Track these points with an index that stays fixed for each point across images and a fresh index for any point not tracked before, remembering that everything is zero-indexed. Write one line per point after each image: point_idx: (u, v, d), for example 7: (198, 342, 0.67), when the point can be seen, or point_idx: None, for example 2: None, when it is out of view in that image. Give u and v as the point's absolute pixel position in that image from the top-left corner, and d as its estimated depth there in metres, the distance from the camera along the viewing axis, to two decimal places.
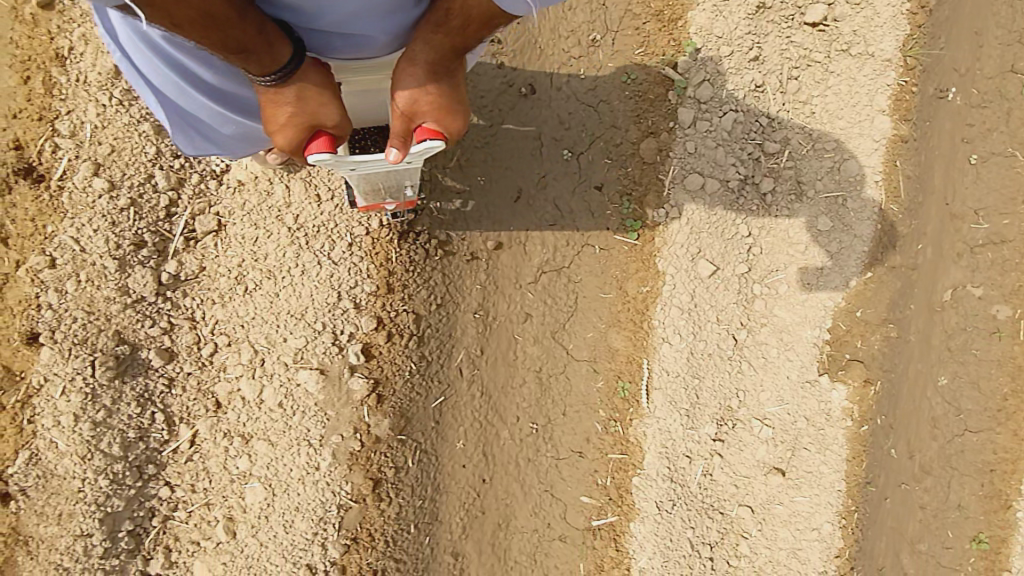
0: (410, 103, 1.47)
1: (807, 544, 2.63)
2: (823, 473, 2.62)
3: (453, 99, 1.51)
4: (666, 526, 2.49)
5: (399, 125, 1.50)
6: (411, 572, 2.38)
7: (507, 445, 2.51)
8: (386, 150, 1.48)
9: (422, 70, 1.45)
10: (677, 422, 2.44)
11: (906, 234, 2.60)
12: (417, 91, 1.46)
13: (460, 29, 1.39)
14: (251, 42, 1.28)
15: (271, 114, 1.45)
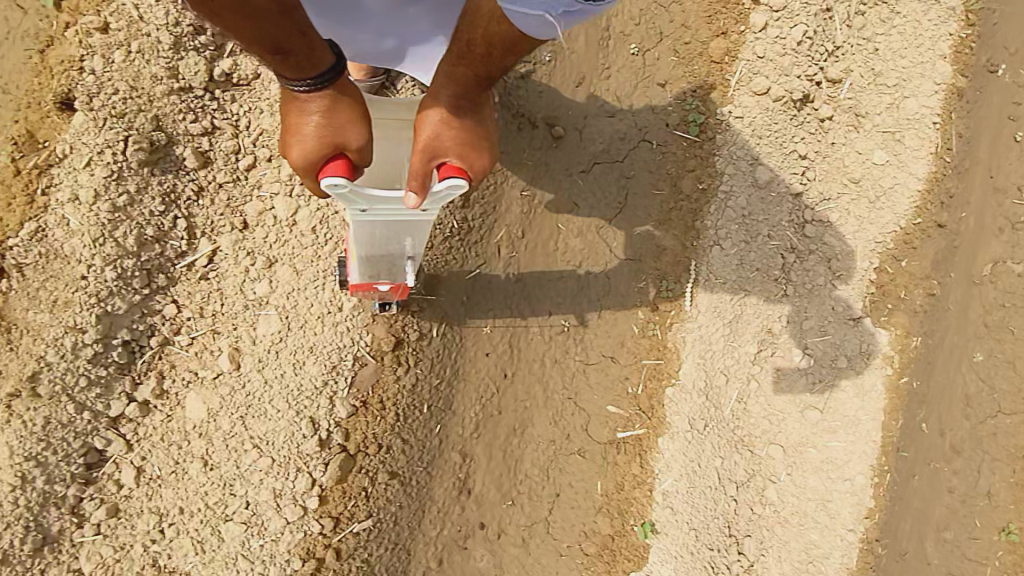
0: (433, 139, 1.43)
1: (838, 496, 2.45)
2: (859, 420, 2.47)
3: (476, 138, 1.46)
4: (696, 448, 2.29)
5: (420, 162, 1.43)
6: (415, 458, 2.15)
7: (535, 339, 2.34)
8: (402, 192, 1.41)
9: (445, 103, 1.43)
10: (719, 332, 2.32)
11: (956, 194, 2.50)
12: (439, 126, 1.43)
13: (484, 57, 1.36)
14: (291, 38, 1.28)
15: (296, 125, 1.40)
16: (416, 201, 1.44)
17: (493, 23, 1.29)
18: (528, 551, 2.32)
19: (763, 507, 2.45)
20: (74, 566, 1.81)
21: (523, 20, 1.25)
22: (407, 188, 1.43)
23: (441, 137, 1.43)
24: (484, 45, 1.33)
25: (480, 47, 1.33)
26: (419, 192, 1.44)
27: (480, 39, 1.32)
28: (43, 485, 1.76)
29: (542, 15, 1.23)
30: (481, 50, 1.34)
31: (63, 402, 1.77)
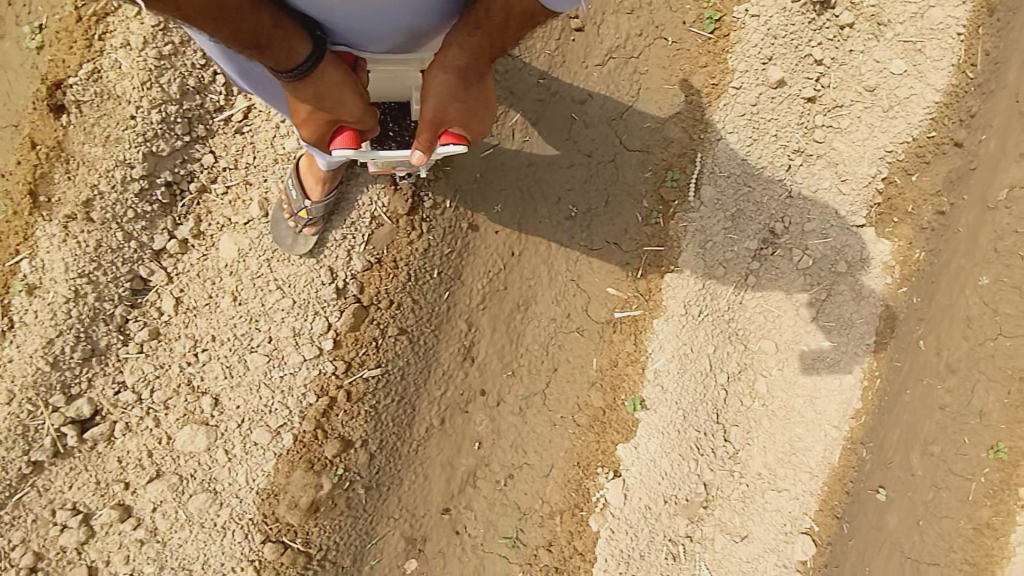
0: (438, 110, 1.50)
1: (826, 394, 2.60)
2: (853, 323, 2.59)
3: (480, 104, 1.55)
4: (689, 332, 2.43)
5: (427, 129, 1.54)
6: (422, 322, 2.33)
7: (543, 223, 2.49)
8: (409, 153, 1.57)
9: (457, 74, 1.46)
10: (719, 224, 2.44)
11: (981, 112, 2.45)
12: (449, 97, 1.48)
13: (499, 29, 1.40)
14: (272, 41, 1.30)
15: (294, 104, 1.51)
16: (421, 159, 1.60)
17: None
18: (524, 419, 2.52)
19: (753, 400, 2.60)
20: (117, 380, 2.05)
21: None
22: (412, 148, 1.58)
23: (447, 109, 1.51)
24: (501, 16, 1.38)
25: (499, 16, 1.37)
26: (422, 152, 1.59)
27: (498, 8, 1.37)
28: (93, 302, 1.97)
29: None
30: (498, 20, 1.38)
31: (113, 229, 1.97)
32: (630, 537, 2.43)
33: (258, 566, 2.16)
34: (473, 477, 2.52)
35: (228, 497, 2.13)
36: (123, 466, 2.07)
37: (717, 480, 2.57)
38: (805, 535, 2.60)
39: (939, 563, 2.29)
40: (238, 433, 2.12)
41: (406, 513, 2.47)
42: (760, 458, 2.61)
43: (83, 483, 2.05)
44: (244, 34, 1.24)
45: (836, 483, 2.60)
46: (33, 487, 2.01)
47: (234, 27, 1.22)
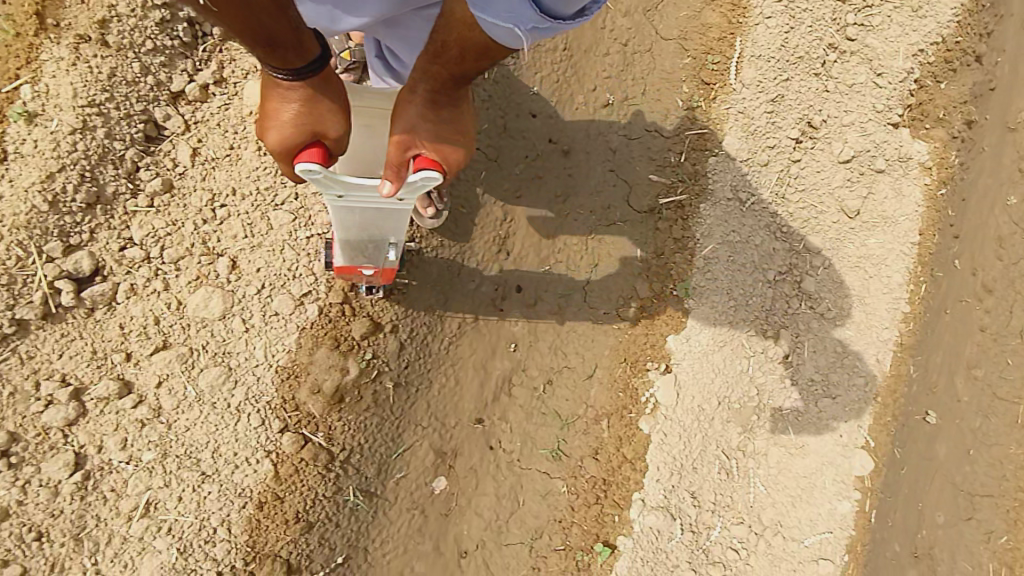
0: (406, 134, 1.32)
1: (875, 294, 2.48)
2: (897, 221, 2.51)
3: (455, 130, 1.36)
4: (737, 218, 2.34)
5: (395, 154, 1.32)
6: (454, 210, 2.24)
7: (580, 110, 2.40)
8: (378, 181, 1.33)
9: (423, 97, 1.30)
10: (761, 109, 2.38)
11: (1003, 21, 2.55)
12: (416, 119, 1.32)
13: (457, 61, 1.24)
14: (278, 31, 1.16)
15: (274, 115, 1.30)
16: (392, 190, 1.35)
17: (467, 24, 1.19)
18: (564, 319, 2.32)
19: (801, 301, 2.45)
20: (123, 234, 1.84)
21: (494, 30, 1.15)
22: (382, 177, 1.34)
23: (416, 130, 1.32)
24: (458, 48, 1.22)
25: (455, 48, 1.22)
26: (393, 182, 1.34)
27: (455, 40, 1.22)
28: (102, 138, 1.79)
29: (510, 28, 1.13)
30: (455, 52, 1.23)
31: (128, 60, 1.83)
32: (684, 441, 2.24)
33: (275, 459, 1.90)
34: (508, 383, 2.29)
35: (244, 375, 1.89)
36: (124, 334, 1.82)
37: (767, 386, 2.38)
38: (862, 450, 2.44)
39: (990, 493, 2.31)
40: (258, 299, 1.90)
41: (434, 421, 2.21)
42: (811, 363, 2.44)
43: (76, 352, 1.78)
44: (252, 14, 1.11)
45: (890, 397, 2.47)
46: (15, 353, 1.73)
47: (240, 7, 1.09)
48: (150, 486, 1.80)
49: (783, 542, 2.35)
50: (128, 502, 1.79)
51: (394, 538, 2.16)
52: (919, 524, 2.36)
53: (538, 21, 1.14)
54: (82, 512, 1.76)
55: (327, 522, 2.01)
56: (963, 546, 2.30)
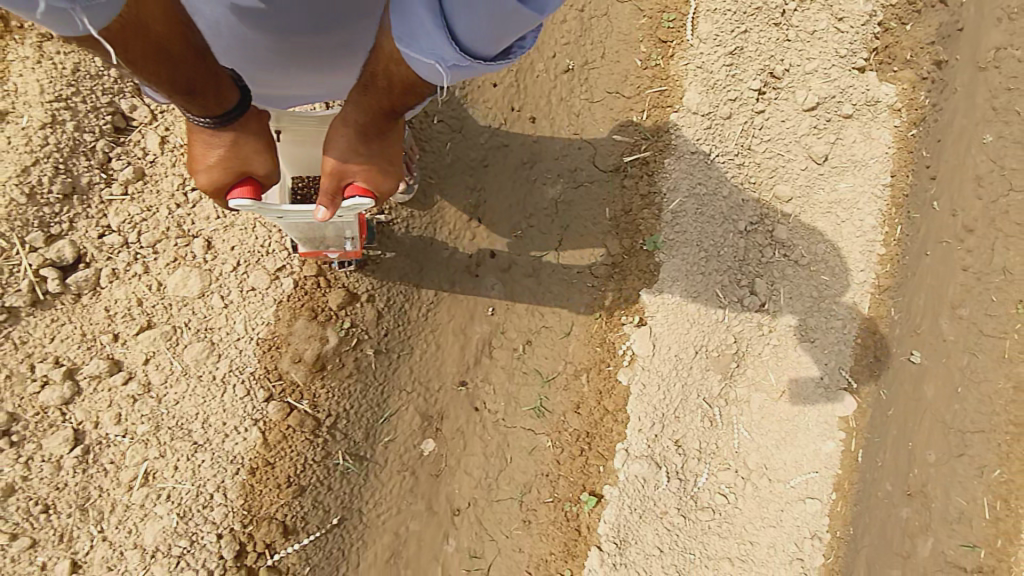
0: (340, 165, 1.46)
1: (848, 238, 2.48)
2: (867, 164, 2.50)
3: (384, 162, 1.51)
4: (703, 172, 2.37)
5: (328, 183, 1.47)
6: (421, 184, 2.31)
7: (541, 77, 2.44)
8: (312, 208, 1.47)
9: (355, 132, 1.40)
10: (720, 62, 2.39)
11: None
12: (347, 152, 1.44)
13: (387, 96, 1.30)
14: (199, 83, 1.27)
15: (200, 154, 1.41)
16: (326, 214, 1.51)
17: (393, 60, 1.18)
18: (539, 282, 2.38)
19: (775, 250, 2.48)
20: (101, 223, 1.97)
21: (417, 64, 1.12)
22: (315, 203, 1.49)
23: (347, 161, 1.45)
24: (386, 80, 1.24)
25: (381, 80, 1.26)
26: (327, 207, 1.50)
27: (381, 72, 1.25)
28: (72, 131, 1.92)
29: (431, 63, 1.08)
30: (383, 82, 1.26)
31: (90, 55, 1.96)
32: (662, 391, 2.29)
33: (264, 426, 2.03)
34: (488, 346, 2.36)
35: (227, 348, 2.01)
36: (110, 316, 1.95)
37: (745, 334, 2.43)
38: (846, 392, 2.48)
39: (983, 429, 2.27)
40: (234, 279, 2.02)
41: (419, 386, 2.31)
42: (788, 310, 2.47)
43: (67, 335, 1.92)
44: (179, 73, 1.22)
45: (869, 340, 2.49)
46: (8, 338, 1.87)
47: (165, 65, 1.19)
48: (146, 457, 1.94)
49: (769, 484, 2.43)
50: (129, 472, 1.94)
51: (387, 499, 2.28)
52: (911, 465, 2.37)
53: (460, 59, 1.06)
54: (85, 483, 1.92)
55: (320, 486, 2.13)
56: (958, 483, 2.29)
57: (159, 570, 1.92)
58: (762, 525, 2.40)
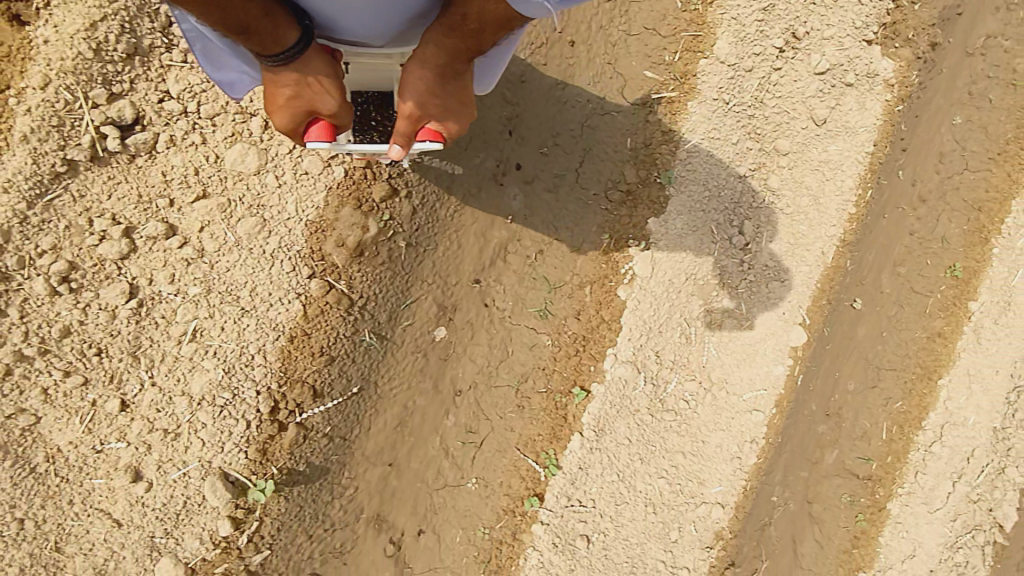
0: (418, 107, 1.59)
1: (829, 195, 2.80)
2: (857, 131, 2.79)
3: (456, 101, 1.63)
4: (719, 120, 2.59)
5: (404, 124, 1.61)
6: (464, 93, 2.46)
7: (586, 4, 2.55)
8: (388, 148, 1.65)
9: (433, 77, 1.53)
10: (751, 17, 2.60)
11: None
12: (425, 94, 1.56)
13: (475, 33, 1.42)
14: (253, 22, 1.33)
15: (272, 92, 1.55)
16: (399, 153, 1.68)
17: (491, 1, 1.33)
18: (557, 198, 2.60)
19: (766, 197, 2.77)
20: (161, 87, 2.04)
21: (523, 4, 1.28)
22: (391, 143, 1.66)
23: (423, 105, 1.59)
24: (477, 21, 1.39)
25: (474, 23, 1.39)
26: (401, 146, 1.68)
27: (474, 14, 1.39)
28: None
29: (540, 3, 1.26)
30: (474, 25, 1.41)
31: None
32: (653, 308, 2.62)
33: (304, 301, 2.21)
34: (504, 251, 2.58)
35: (277, 226, 2.16)
36: (166, 181, 2.06)
37: (729, 270, 2.77)
38: (799, 326, 2.88)
39: (898, 369, 2.81)
40: (285, 163, 2.16)
41: (442, 280, 2.53)
42: (767, 252, 2.81)
43: (123, 195, 2.02)
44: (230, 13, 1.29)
45: (827, 286, 2.88)
46: (67, 191, 1.97)
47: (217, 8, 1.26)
48: (196, 316, 2.11)
49: (724, 395, 2.88)
50: (179, 327, 2.11)
51: (400, 375, 2.56)
52: (833, 390, 2.89)
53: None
54: (137, 333, 2.08)
55: (345, 358, 2.36)
56: (867, 408, 2.85)
57: (204, 415, 2.17)
58: (714, 428, 2.88)
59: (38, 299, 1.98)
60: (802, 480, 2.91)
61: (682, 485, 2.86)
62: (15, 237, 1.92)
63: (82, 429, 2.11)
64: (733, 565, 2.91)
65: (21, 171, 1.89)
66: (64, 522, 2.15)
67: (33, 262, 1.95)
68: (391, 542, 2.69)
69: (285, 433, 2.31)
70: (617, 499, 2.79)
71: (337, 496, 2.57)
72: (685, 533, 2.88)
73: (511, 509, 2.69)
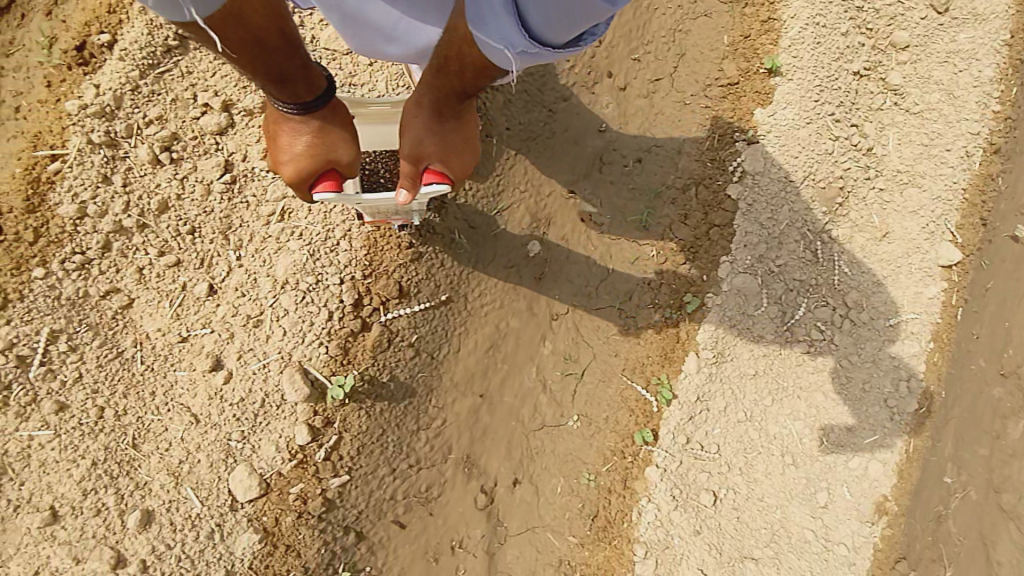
0: (416, 149, 1.46)
1: (964, 89, 2.51)
2: (989, 20, 2.52)
3: (459, 143, 1.49)
4: (824, 7, 2.45)
5: (406, 166, 1.49)
6: None
7: None
8: (395, 193, 1.49)
9: (429, 117, 1.43)
10: None
11: None
12: (423, 134, 1.45)
13: (459, 74, 1.32)
14: (291, 68, 1.35)
15: (288, 148, 1.48)
16: (407, 198, 1.54)
17: (465, 42, 1.23)
18: (653, 103, 2.48)
19: (887, 95, 2.53)
20: None
21: (487, 49, 1.20)
22: (397, 188, 1.51)
23: (423, 148, 1.47)
24: (457, 63, 1.29)
25: (454, 64, 1.29)
26: (409, 191, 1.52)
27: (454, 57, 1.28)
28: None
29: (501, 49, 1.18)
30: (455, 66, 1.30)
31: None
32: (769, 207, 2.37)
33: None
34: (600, 161, 2.47)
35: None
36: None
37: (850, 174, 2.46)
38: (950, 244, 2.46)
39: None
40: (382, 68, 2.30)
41: (536, 189, 2.43)
42: (896, 155, 2.50)
43: (226, 73, 2.18)
44: (271, 59, 1.30)
45: (975, 197, 2.47)
46: (176, 65, 2.14)
47: (257, 53, 1.28)
48: (286, 196, 2.16)
49: (867, 321, 2.43)
50: (268, 207, 2.15)
51: (492, 292, 2.38)
52: (1007, 344, 2.28)
53: (528, 46, 1.17)
54: (229, 213, 2.14)
55: (435, 258, 2.27)
56: None
57: (287, 301, 2.11)
58: (859, 364, 2.42)
59: (142, 168, 2.09)
60: (981, 460, 2.25)
61: (825, 433, 2.38)
62: (126, 104, 2.08)
63: (171, 315, 2.08)
64: (903, 561, 2.29)
65: (137, 42, 2.10)
66: (145, 416, 2.03)
67: (140, 131, 2.09)
68: (483, 492, 2.35)
69: (367, 333, 2.18)
70: (747, 447, 2.35)
71: (424, 427, 2.31)
72: (836, 499, 2.35)
73: (620, 450, 2.33)
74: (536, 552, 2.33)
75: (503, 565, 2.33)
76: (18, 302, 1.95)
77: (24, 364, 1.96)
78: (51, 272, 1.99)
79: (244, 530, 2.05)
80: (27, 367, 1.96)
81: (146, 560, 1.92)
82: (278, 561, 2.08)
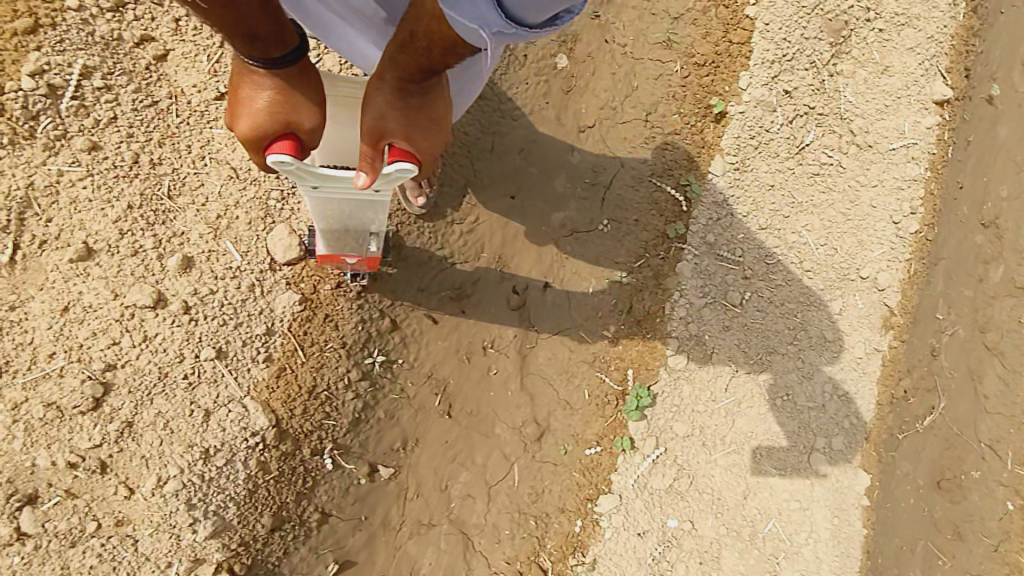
0: (378, 122, 1.27)
1: None
2: None
3: (428, 115, 1.31)
4: None
5: (367, 148, 1.30)
6: None
7: None
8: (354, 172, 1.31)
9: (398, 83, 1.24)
10: None
11: None
12: (385, 107, 1.26)
13: (425, 52, 1.18)
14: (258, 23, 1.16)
15: (245, 98, 1.28)
16: (367, 181, 1.33)
17: (435, 19, 1.12)
18: None
19: None
20: None
21: (461, 30, 1.10)
22: (359, 169, 1.32)
23: (386, 120, 1.27)
24: (425, 41, 1.16)
25: (421, 41, 1.16)
26: (368, 173, 1.33)
27: (422, 33, 1.15)
28: None
29: (475, 30, 1.09)
30: (421, 45, 1.17)
31: None
32: (784, 31, 2.52)
33: None
34: None
35: None
36: None
37: (852, 12, 2.60)
38: (941, 83, 2.57)
39: None
40: None
41: None
42: None
43: None
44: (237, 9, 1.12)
45: (961, 43, 2.58)
46: None
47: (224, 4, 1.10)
48: None
49: (872, 145, 2.56)
50: None
51: (521, 99, 2.46)
52: (986, 197, 2.32)
53: (503, 28, 1.10)
54: None
55: None
56: None
57: None
58: (867, 184, 2.53)
59: None
60: (967, 302, 2.25)
61: (837, 244, 2.48)
62: None
63: (207, 70, 2.04)
64: (905, 371, 2.34)
65: None
66: (181, 169, 1.96)
67: None
68: (515, 292, 2.36)
69: None
70: (768, 252, 2.44)
71: (456, 221, 2.33)
72: (850, 308, 2.43)
73: (652, 246, 2.41)
74: (568, 351, 2.36)
75: (535, 367, 2.35)
76: (49, 29, 1.86)
77: (54, 95, 1.85)
78: (85, 7, 1.92)
79: (284, 291, 2.01)
80: (58, 100, 1.85)
81: (188, 302, 1.88)
82: (316, 328, 2.03)
